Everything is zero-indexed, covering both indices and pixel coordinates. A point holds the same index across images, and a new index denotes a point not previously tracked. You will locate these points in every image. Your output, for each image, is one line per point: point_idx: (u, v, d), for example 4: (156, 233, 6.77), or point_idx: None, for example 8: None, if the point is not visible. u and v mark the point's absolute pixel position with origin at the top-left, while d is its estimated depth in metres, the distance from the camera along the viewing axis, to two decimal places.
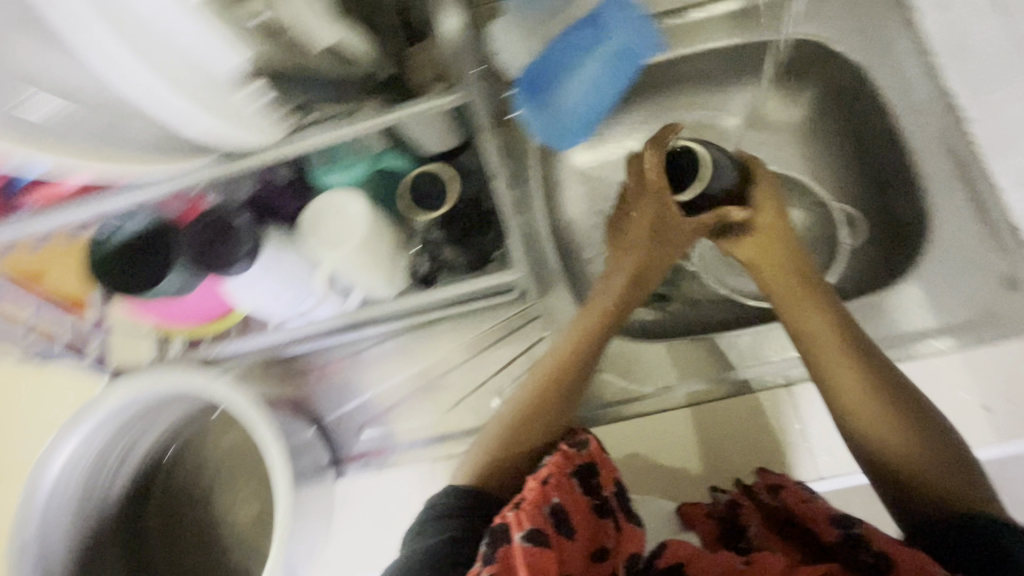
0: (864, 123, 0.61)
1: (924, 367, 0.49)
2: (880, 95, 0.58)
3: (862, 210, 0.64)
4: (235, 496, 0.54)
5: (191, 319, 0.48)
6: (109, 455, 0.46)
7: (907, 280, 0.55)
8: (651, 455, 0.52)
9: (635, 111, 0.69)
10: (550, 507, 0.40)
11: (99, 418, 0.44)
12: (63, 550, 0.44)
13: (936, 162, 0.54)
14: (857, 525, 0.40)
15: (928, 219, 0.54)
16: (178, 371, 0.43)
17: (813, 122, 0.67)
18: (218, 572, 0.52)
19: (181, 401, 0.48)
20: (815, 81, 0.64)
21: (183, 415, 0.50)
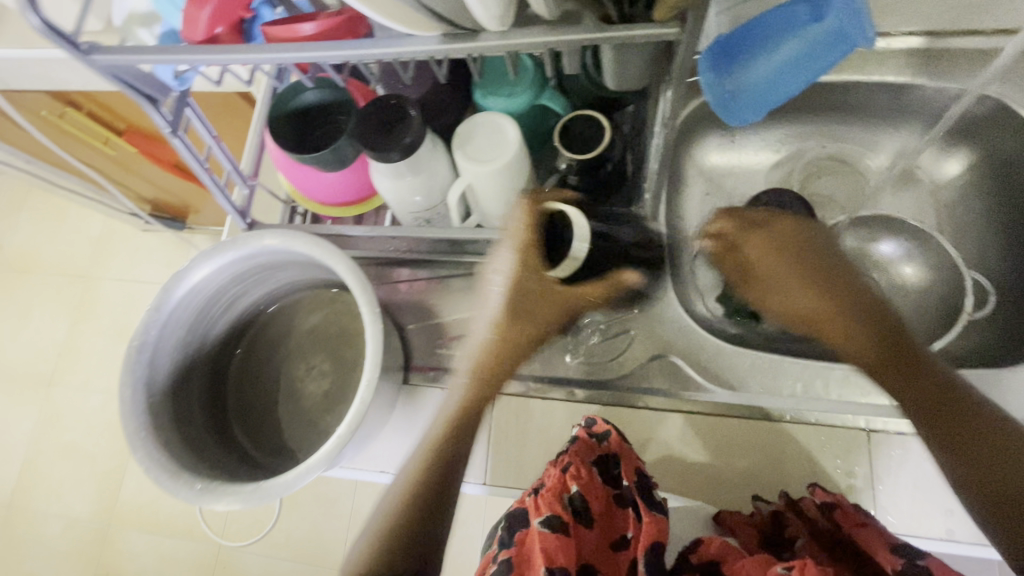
0: None
1: None
2: None
3: (999, 288, 0.55)
4: (303, 372, 0.57)
5: (327, 196, 0.50)
6: (225, 292, 0.52)
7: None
8: (708, 461, 0.52)
9: (777, 127, 0.63)
10: (568, 495, 0.41)
11: (230, 256, 0.48)
12: (166, 362, 0.48)
13: None
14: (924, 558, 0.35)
15: None
16: (307, 236, 0.46)
17: (968, 188, 0.58)
18: (273, 434, 0.55)
19: (296, 265, 0.52)
20: (983, 144, 0.56)
21: (291, 280, 0.55)
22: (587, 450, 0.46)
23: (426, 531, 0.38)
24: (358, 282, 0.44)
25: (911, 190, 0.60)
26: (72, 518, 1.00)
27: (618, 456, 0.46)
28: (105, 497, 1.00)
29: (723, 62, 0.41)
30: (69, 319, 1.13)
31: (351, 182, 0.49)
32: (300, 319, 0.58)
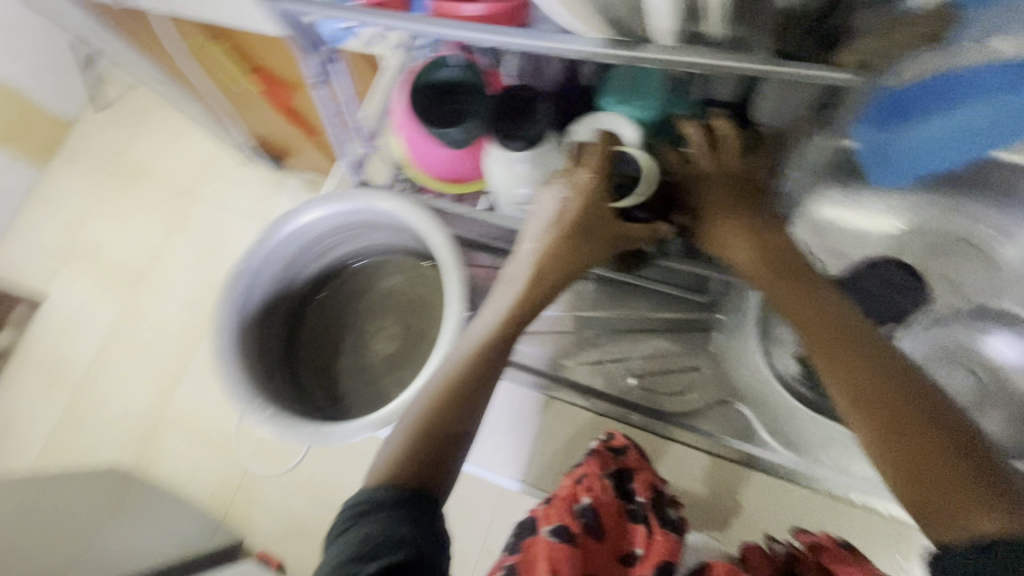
0: None
1: None
2: None
3: None
4: (374, 330, 0.59)
5: (436, 171, 0.52)
6: (323, 240, 0.54)
7: None
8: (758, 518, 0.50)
9: None
10: (579, 506, 0.42)
11: (337, 205, 0.51)
12: (260, 292, 0.52)
13: None
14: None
15: None
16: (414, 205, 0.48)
17: None
18: (334, 381, 0.57)
19: (392, 229, 0.54)
20: None
21: (383, 243, 0.57)
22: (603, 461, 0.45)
23: (438, 459, 0.37)
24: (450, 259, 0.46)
25: None
26: (129, 406, 1.09)
27: (633, 471, 0.45)
28: (161, 400, 1.08)
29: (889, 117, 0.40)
30: (165, 231, 1.22)
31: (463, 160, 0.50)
32: (379, 281, 0.60)
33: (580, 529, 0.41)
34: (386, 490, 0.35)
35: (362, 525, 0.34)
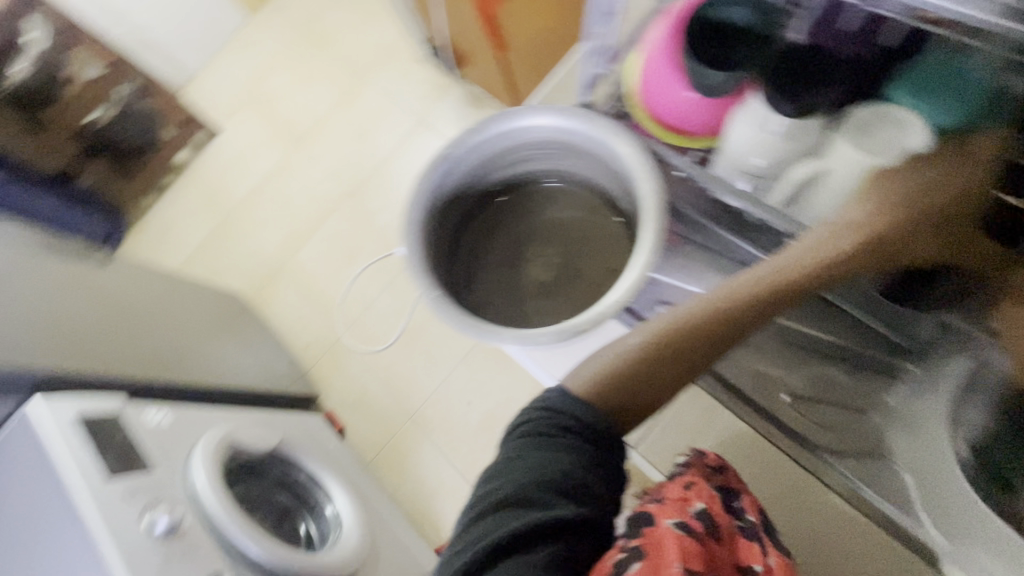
0: None
1: None
2: None
3: None
4: (534, 253, 0.59)
5: (668, 116, 0.47)
6: (523, 150, 0.54)
7: None
8: None
9: None
10: (696, 508, 0.35)
11: (555, 121, 0.50)
12: (454, 181, 0.53)
13: None
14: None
15: None
16: (634, 144, 0.46)
17: None
18: (484, 288, 0.59)
19: (592, 162, 0.53)
20: None
21: (573, 172, 0.56)
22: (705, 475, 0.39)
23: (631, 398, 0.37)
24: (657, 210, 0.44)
25: None
26: None
27: (736, 489, 0.40)
28: (286, 251, 1.12)
29: None
30: None
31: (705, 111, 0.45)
32: (554, 208, 0.59)
33: (704, 536, 0.33)
34: (589, 411, 0.35)
35: (553, 448, 0.33)
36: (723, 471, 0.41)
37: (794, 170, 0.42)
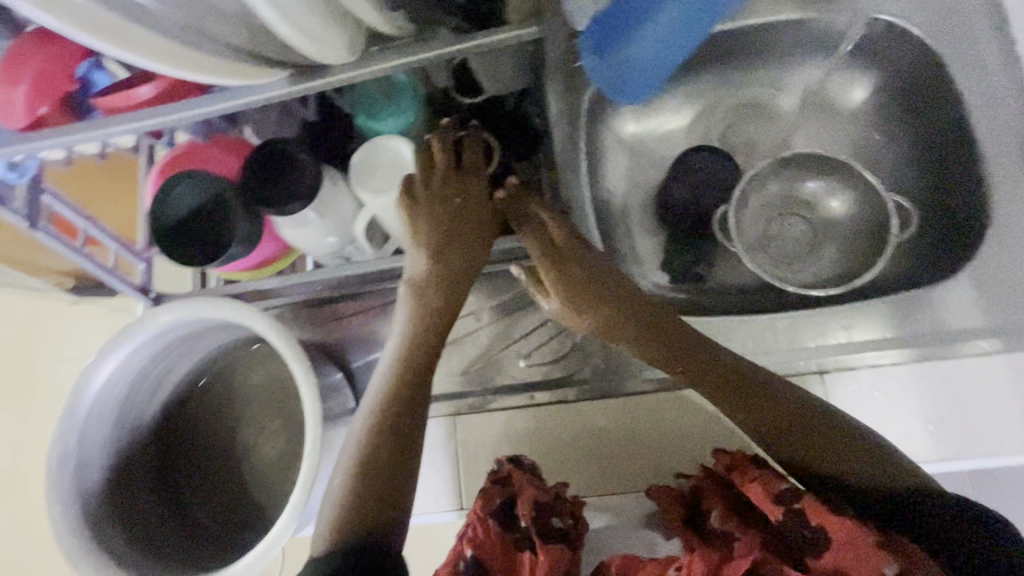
0: (934, 118, 0.53)
1: (961, 365, 0.49)
2: (953, 91, 0.51)
3: (922, 203, 0.55)
4: (259, 432, 0.54)
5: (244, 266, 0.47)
6: (146, 378, 0.47)
7: (956, 278, 0.49)
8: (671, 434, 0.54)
9: (691, 79, 0.60)
10: (465, 559, 0.39)
11: (136, 342, 0.44)
12: (100, 465, 0.45)
13: (1010, 160, 0.48)
14: (798, 498, 0.37)
15: (988, 217, 0.49)
16: (216, 305, 0.42)
17: (876, 107, 0.58)
18: (241, 505, 0.52)
19: (219, 333, 0.48)
20: (884, 65, 0.56)
21: (221, 346, 0.51)
22: (485, 497, 0.43)
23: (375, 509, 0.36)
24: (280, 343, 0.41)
25: (826, 119, 0.60)
26: None
27: (517, 495, 0.43)
28: None
29: (604, 43, 0.42)
30: None
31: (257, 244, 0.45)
32: (241, 380, 0.54)
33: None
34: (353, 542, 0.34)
35: None
36: (506, 473, 0.45)
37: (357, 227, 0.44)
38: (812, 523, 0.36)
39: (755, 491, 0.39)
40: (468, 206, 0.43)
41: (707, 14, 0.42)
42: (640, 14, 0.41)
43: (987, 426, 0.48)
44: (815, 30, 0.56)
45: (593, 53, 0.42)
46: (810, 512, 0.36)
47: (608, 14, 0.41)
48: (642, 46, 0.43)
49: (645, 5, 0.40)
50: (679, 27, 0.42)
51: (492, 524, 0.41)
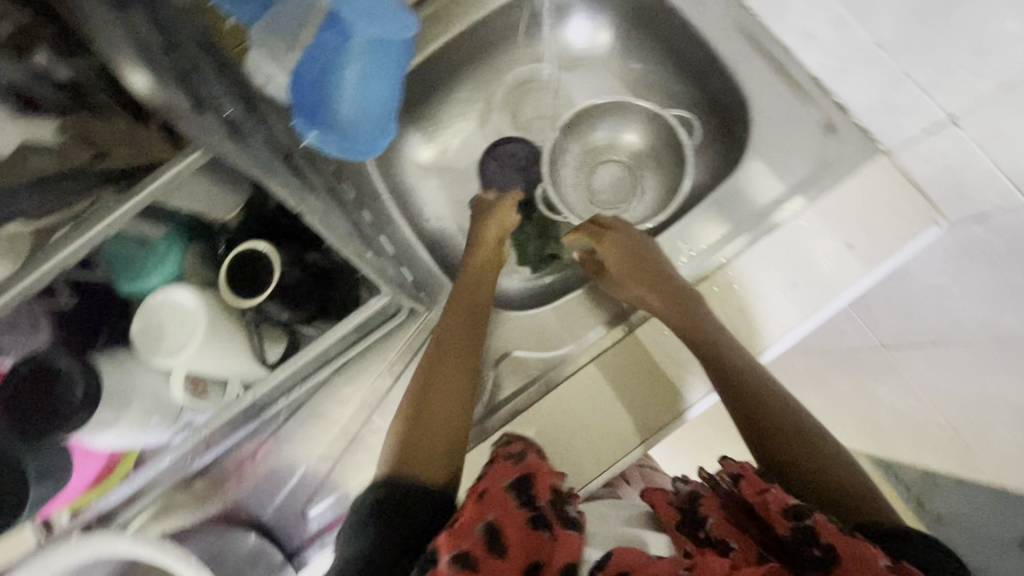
0: (722, 89, 0.87)
1: (759, 252, 0.78)
2: (744, 100, 0.84)
3: (710, 147, 0.91)
4: None
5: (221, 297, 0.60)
6: (185, 389, 0.60)
7: (754, 240, 0.79)
8: (589, 412, 0.73)
9: (573, 133, 0.94)
10: (484, 525, 0.45)
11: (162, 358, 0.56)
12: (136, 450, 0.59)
13: (819, 130, 0.81)
14: (808, 515, 0.46)
15: (822, 143, 0.81)
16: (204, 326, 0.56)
17: (687, 120, 0.92)
18: None
19: (231, 348, 0.60)
20: (645, 63, 0.96)
21: (240, 363, 0.62)
22: (504, 472, 0.50)
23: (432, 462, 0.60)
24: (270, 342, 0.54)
25: (639, 124, 0.93)
26: None
27: (535, 472, 0.50)
28: None
29: (308, 112, 0.52)
30: None
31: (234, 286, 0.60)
32: (258, 392, 0.65)
33: (486, 545, 0.43)
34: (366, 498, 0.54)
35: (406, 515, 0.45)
36: (523, 457, 0.52)
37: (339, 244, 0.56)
38: (821, 537, 0.44)
39: (770, 507, 0.48)
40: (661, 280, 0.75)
41: (383, 51, 0.56)
42: (328, 76, 0.53)
43: (788, 305, 0.76)
44: (625, 100, 0.92)
45: (305, 121, 0.52)
46: (821, 529, 0.44)
47: (301, 77, 0.52)
48: (344, 98, 0.54)
49: (329, 59, 0.53)
50: (370, 68, 0.56)
51: (510, 497, 0.47)
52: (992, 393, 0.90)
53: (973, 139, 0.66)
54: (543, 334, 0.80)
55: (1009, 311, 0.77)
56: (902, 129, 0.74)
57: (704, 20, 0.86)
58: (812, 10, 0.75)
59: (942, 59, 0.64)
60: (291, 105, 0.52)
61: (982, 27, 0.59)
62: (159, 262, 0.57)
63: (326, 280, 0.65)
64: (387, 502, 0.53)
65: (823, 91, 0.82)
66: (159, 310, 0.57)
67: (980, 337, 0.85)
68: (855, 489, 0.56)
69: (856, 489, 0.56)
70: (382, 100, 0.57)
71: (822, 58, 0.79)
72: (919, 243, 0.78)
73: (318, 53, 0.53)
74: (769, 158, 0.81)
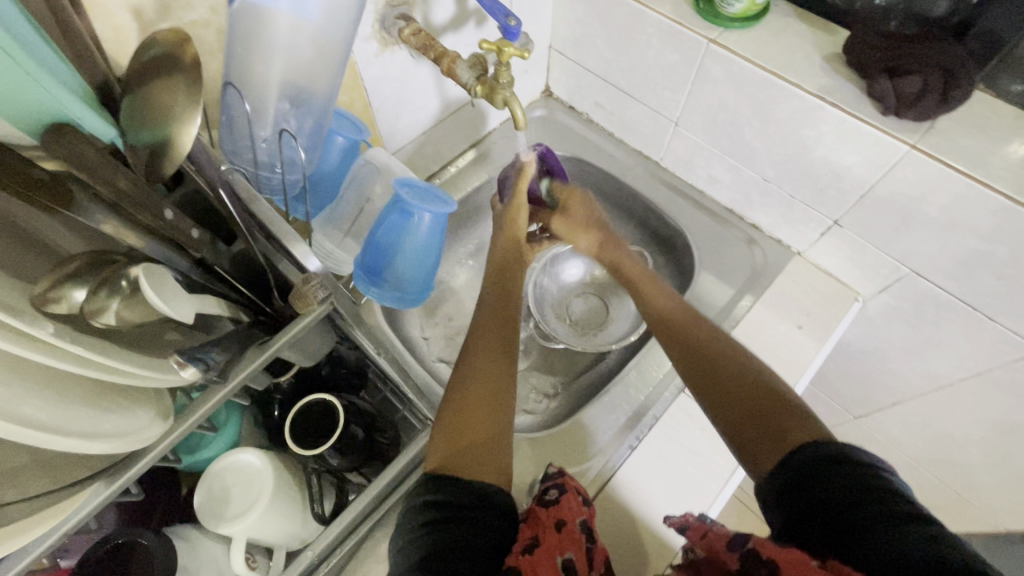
0: (660, 226, 1.10)
1: None
2: (680, 230, 1.07)
3: (663, 269, 1.11)
4: None
5: (283, 456, 0.63)
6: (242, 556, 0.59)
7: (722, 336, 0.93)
8: (618, 525, 0.80)
9: (549, 277, 1.10)
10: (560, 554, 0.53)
11: (225, 524, 0.57)
12: None
13: (742, 244, 1.03)
14: (748, 541, 0.53)
15: (749, 254, 1.02)
16: (270, 482, 0.59)
17: (639, 252, 1.13)
18: None
19: (291, 504, 0.61)
20: None
21: (299, 520, 0.63)
22: (577, 509, 0.60)
23: (487, 458, 0.58)
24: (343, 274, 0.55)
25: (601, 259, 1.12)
26: None
27: (589, 520, 0.60)
28: None
29: (375, 277, 0.62)
30: None
31: (303, 443, 0.63)
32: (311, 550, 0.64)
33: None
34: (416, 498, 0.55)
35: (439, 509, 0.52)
36: (588, 505, 0.62)
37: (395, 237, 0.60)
38: (762, 556, 0.50)
39: (718, 547, 0.55)
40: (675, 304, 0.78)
41: (439, 223, 0.61)
42: (389, 250, 0.60)
43: None
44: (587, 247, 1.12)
45: (372, 284, 0.62)
46: (760, 549, 0.51)
47: (369, 256, 0.61)
48: (403, 264, 0.62)
49: (391, 235, 0.60)
50: (425, 239, 0.61)
51: (581, 537, 0.56)
52: (957, 437, 1.03)
53: (855, 233, 0.89)
54: (566, 451, 0.87)
55: (938, 358, 0.93)
56: (804, 235, 0.97)
57: (634, 180, 1.12)
58: (713, 164, 1.02)
59: (813, 184, 0.89)
60: (359, 274, 0.63)
61: (830, 162, 0.84)
62: (217, 435, 0.62)
63: (375, 427, 0.70)
64: (436, 515, 0.52)
65: (736, 218, 1.06)
66: (224, 473, 0.59)
67: (924, 387, 0.99)
68: (797, 418, 0.58)
69: (799, 419, 0.58)
70: (433, 264, 0.64)
71: (728, 195, 1.04)
72: (849, 318, 0.96)
73: (381, 232, 0.60)
74: (714, 271, 1.01)
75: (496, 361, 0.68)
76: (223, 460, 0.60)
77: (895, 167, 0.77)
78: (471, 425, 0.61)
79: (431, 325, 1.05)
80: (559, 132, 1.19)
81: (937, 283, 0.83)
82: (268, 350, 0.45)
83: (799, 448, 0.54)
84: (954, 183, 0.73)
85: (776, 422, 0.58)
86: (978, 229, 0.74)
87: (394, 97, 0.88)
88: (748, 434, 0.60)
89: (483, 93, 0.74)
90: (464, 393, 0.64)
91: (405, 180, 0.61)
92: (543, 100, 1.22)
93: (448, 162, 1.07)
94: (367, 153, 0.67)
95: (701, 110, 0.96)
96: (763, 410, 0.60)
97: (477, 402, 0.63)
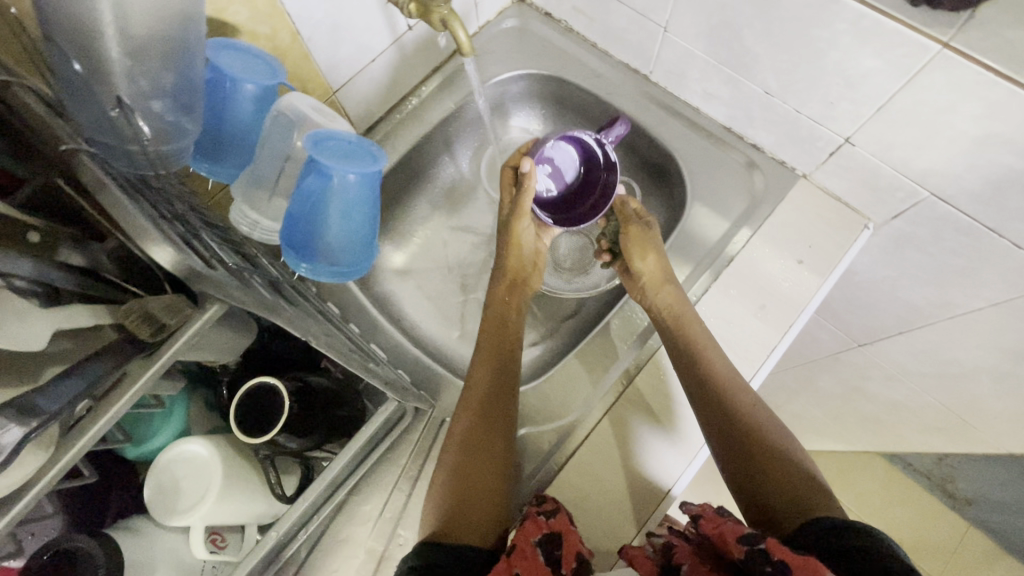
0: (648, 153, 0.99)
1: (721, 286, 0.85)
2: (671, 156, 0.95)
3: (652, 200, 1.01)
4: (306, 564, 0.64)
5: (232, 442, 0.60)
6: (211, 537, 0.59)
7: (714, 277, 0.85)
8: (599, 479, 0.76)
9: None
10: None
11: (170, 517, 0.55)
12: None
13: (740, 168, 0.92)
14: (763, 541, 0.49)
15: (748, 180, 0.91)
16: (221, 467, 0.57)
17: (627, 183, 1.03)
18: None
19: (249, 485, 0.59)
20: None
21: (263, 500, 0.61)
22: (537, 529, 0.55)
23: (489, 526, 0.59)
24: (255, 277, 0.49)
25: None
26: None
27: (557, 532, 0.55)
28: None
29: (307, 255, 0.55)
30: None
31: (252, 428, 0.59)
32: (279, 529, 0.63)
33: None
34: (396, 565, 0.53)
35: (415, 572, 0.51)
36: (555, 516, 0.57)
37: (314, 206, 0.52)
38: (773, 556, 0.47)
39: (728, 539, 0.52)
40: (686, 321, 0.75)
41: (366, 183, 0.53)
42: (314, 220, 0.53)
43: (750, 334, 0.81)
44: None
45: (302, 261, 0.55)
46: (772, 550, 0.47)
47: (292, 230, 0.53)
48: (334, 235, 0.55)
49: (311, 203, 0.52)
50: (354, 204, 0.54)
51: (541, 554, 0.52)
52: (967, 365, 0.97)
53: (869, 153, 0.77)
54: (548, 406, 0.82)
55: (954, 288, 0.84)
56: (812, 156, 0.85)
57: (619, 98, 0.99)
58: (708, 77, 0.88)
59: (823, 97, 0.76)
60: (287, 250, 0.56)
61: (845, 69, 0.71)
62: (164, 422, 0.59)
63: (332, 403, 0.67)
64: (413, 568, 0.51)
65: (736, 140, 0.93)
66: (172, 465, 0.56)
67: (935, 317, 0.92)
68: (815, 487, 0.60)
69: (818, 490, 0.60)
70: (367, 229, 0.57)
71: (727, 112, 0.91)
72: (858, 247, 0.86)
73: (299, 201, 0.52)
74: (707, 201, 0.90)
75: (507, 398, 0.69)
76: (161, 455, 0.57)
77: (921, 72, 0.64)
78: (473, 488, 0.61)
79: (404, 278, 0.98)
80: (533, 45, 1.03)
81: (961, 207, 0.73)
82: (152, 365, 0.40)
83: (809, 519, 0.56)
84: (992, 89, 0.60)
85: (797, 487, 0.60)
86: (1017, 143, 0.62)
87: (327, 22, 0.75)
88: (774, 496, 0.61)
89: (419, 13, 0.62)
90: (476, 443, 0.64)
91: (321, 134, 0.52)
92: (515, 8, 1.05)
93: (408, 93, 0.96)
94: (283, 99, 0.57)
95: (694, 12, 0.81)
96: (790, 476, 0.61)
97: (484, 461, 0.63)
